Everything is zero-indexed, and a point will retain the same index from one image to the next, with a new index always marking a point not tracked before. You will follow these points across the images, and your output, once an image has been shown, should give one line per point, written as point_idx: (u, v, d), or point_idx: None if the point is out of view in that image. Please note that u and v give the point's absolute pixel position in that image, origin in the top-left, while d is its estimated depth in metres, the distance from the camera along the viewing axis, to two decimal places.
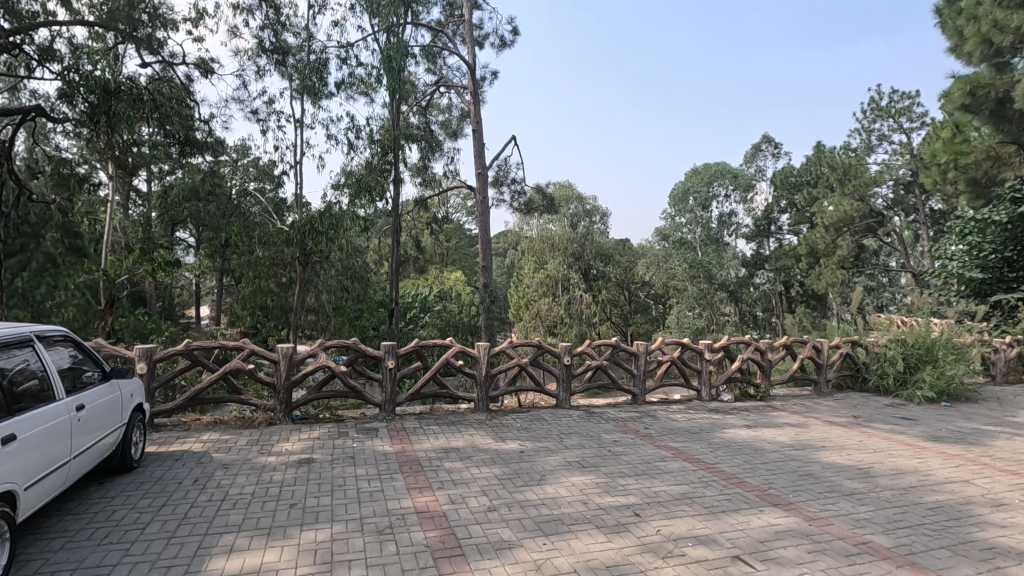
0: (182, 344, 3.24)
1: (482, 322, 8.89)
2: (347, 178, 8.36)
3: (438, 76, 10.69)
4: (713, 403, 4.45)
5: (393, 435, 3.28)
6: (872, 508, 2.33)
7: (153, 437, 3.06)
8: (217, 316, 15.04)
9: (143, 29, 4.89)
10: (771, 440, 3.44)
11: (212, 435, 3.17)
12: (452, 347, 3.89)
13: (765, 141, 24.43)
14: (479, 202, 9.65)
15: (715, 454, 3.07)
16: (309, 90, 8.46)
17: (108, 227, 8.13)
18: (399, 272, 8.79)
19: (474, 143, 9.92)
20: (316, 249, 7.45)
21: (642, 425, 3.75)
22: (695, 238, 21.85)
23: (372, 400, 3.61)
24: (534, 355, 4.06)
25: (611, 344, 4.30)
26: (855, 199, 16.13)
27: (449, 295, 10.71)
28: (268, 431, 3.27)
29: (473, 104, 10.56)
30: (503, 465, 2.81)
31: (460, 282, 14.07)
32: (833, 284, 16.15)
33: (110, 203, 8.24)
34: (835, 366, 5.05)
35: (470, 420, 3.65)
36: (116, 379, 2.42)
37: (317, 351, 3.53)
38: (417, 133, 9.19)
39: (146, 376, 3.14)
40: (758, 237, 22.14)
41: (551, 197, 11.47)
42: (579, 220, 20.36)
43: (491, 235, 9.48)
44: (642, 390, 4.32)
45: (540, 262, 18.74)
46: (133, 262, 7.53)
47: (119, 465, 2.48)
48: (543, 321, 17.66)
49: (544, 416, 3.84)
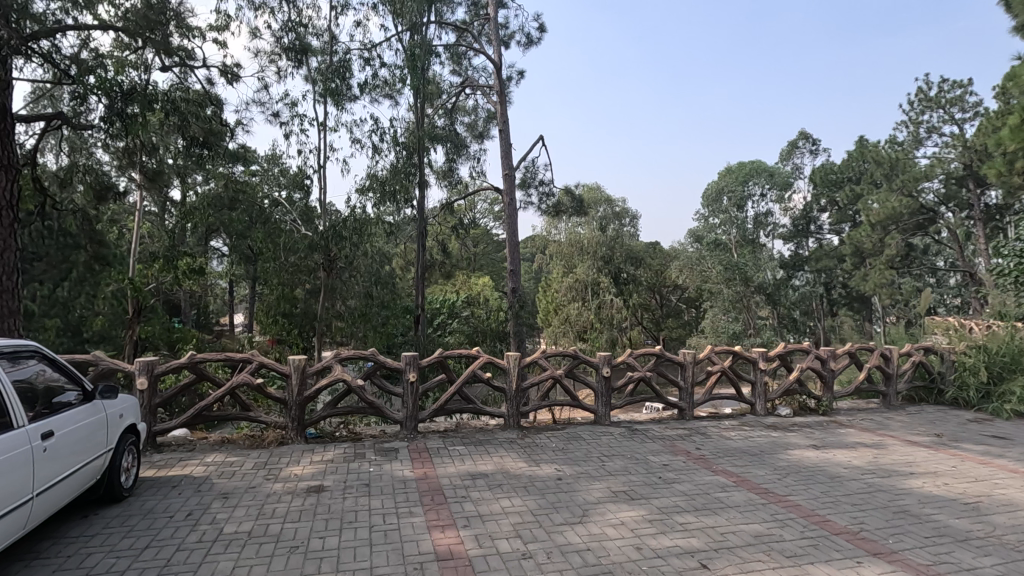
0: (186, 356, 2.99)
1: (512, 329, 8.57)
2: (371, 182, 8.19)
3: (463, 78, 10.46)
4: (770, 418, 3.99)
5: (415, 457, 2.94)
6: (999, 559, 1.88)
7: (153, 459, 2.79)
8: (247, 325, 15.09)
9: (166, 34, 4.72)
10: (847, 464, 2.98)
11: (218, 456, 2.89)
12: (479, 358, 3.54)
13: (801, 137, 23.50)
14: (507, 205, 9.31)
15: (785, 483, 2.63)
16: (333, 93, 8.28)
17: (136, 236, 8.04)
18: (425, 278, 8.53)
19: (501, 144, 9.62)
20: (341, 254, 7.43)
21: (694, 445, 3.33)
22: (730, 239, 21.13)
23: (392, 417, 3.29)
24: (569, 366, 3.69)
25: (654, 353, 3.90)
26: (904, 195, 15.20)
27: (477, 301, 10.42)
28: (278, 452, 2.98)
29: (500, 105, 10.28)
30: (538, 496, 2.43)
31: (487, 287, 13.81)
32: (883, 285, 15.31)
33: (139, 210, 8.15)
34: (906, 377, 4.52)
35: (500, 439, 3.29)
36: (99, 400, 2.14)
37: (332, 364, 3.22)
38: (443, 134, 8.96)
39: (147, 392, 2.90)
40: (796, 238, 21.26)
41: (580, 199, 11.07)
42: (609, 223, 19.89)
43: (519, 238, 9.16)
44: (690, 404, 3.89)
45: (569, 266, 18.32)
46: (159, 271, 7.42)
47: (105, 495, 2.21)
48: (572, 326, 17.31)
49: (582, 434, 3.45)
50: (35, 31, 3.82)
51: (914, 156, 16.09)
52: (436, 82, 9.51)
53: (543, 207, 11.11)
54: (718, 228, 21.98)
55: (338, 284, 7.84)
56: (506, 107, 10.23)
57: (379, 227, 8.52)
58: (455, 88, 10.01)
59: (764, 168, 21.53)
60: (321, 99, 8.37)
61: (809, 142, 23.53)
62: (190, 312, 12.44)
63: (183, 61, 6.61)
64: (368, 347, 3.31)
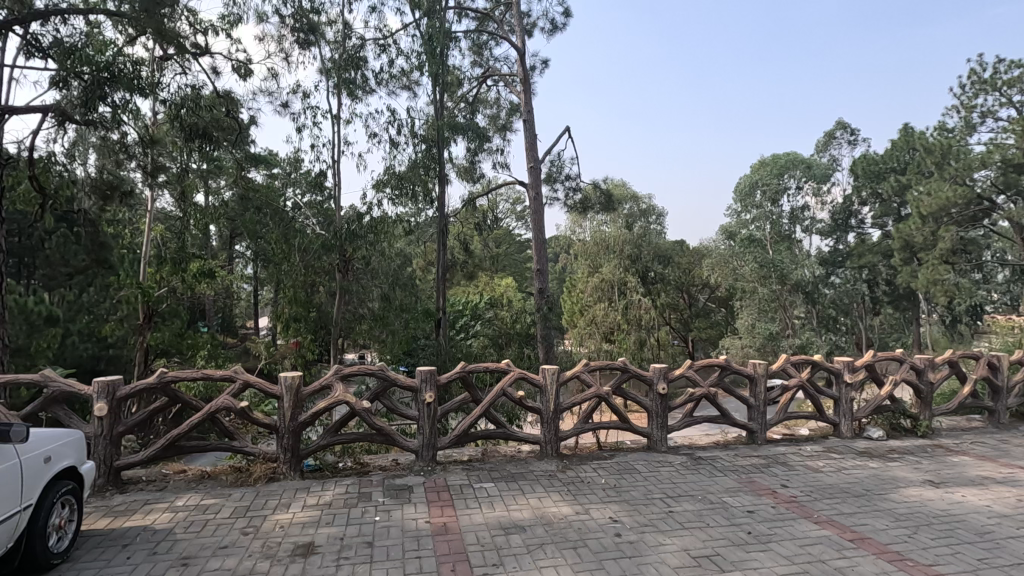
0: (154, 376, 2.46)
1: (541, 333, 7.98)
2: (387, 177, 7.69)
3: (484, 69, 9.94)
4: (859, 442, 3.32)
5: (432, 500, 2.37)
6: None
7: (112, 503, 2.27)
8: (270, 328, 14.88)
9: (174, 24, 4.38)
10: (989, 511, 2.30)
11: (193, 498, 2.37)
12: (510, 373, 2.94)
13: (839, 127, 22.40)
14: (533, 200, 8.71)
15: (923, 545, 1.97)
16: (349, 86, 7.83)
17: (148, 239, 7.52)
18: (446, 278, 8.00)
19: (525, 136, 9.03)
20: (358, 254, 7.06)
21: (778, 481, 2.67)
22: (765, 235, 20.18)
23: (405, 446, 2.73)
24: (617, 382, 3.07)
25: (719, 364, 3.26)
26: (957, 184, 14.06)
27: (502, 303, 9.90)
28: (266, 491, 2.43)
29: (523, 95, 9.72)
30: (593, 564, 1.82)
31: (511, 288, 13.28)
32: (937, 282, 14.27)
33: (153, 211, 7.80)
34: (1018, 390, 3.79)
35: (535, 473, 2.71)
36: (9, 444, 1.61)
37: (332, 382, 2.67)
38: (465, 125, 8.42)
39: (108, 419, 2.38)
40: (835, 233, 20.21)
41: (609, 193, 10.40)
42: (635, 220, 19.20)
43: (546, 235, 8.57)
44: (762, 425, 3.24)
45: (594, 265, 17.65)
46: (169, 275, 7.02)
47: (22, 565, 1.68)
48: (599, 327, 16.70)
49: (636, 466, 2.84)
50: (16, 14, 3.33)
51: (966, 143, 14.98)
52: (457, 73, 8.98)
53: (570, 203, 10.49)
54: (750, 224, 21.04)
55: (355, 286, 7.28)
56: (530, 97, 9.63)
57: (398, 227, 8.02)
58: (476, 78, 9.45)
59: (800, 160, 20.50)
60: (337, 91, 7.90)
61: (847, 131, 22.40)
62: (211, 316, 12.25)
63: (188, 49, 6.15)
64: (377, 360, 2.76)
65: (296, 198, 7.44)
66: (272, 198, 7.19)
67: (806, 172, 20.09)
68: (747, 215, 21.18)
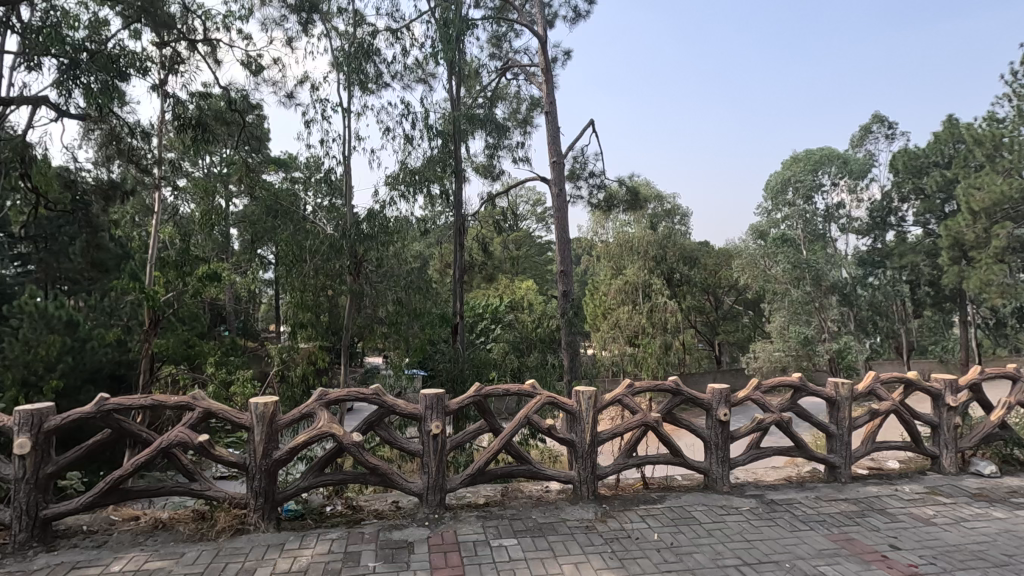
0: (91, 404, 1.97)
1: (564, 339, 7.42)
2: (401, 173, 7.26)
3: (503, 61, 9.44)
4: (966, 480, 2.69)
5: (437, 566, 1.82)
6: None
7: (31, 567, 1.79)
8: None
9: None
10: None
11: (136, 558, 1.87)
12: (537, 397, 2.39)
13: (875, 121, 21.36)
14: (556, 198, 8.15)
15: None
16: (360, 81, 7.47)
17: (153, 241, 7.07)
18: (464, 281, 7.49)
19: (547, 130, 8.49)
20: (370, 255, 6.58)
21: (884, 540, 2.07)
22: (797, 233, 18.89)
23: (406, 488, 2.20)
24: (667, 408, 2.50)
25: (791, 384, 2.67)
26: (1011, 177, 13.05)
27: (523, 306, 9.41)
28: (228, 550, 1.92)
29: (545, 86, 9.21)
30: None
31: (531, 290, 12.79)
32: (990, 283, 13.32)
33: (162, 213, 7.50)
34: None
35: (569, 524, 2.15)
36: None
37: (315, 411, 2.17)
38: (485, 117, 7.94)
39: (35, 459, 1.91)
40: (872, 231, 19.22)
41: (636, 190, 9.79)
42: (659, 220, 18.58)
43: (570, 234, 8.02)
44: (847, 459, 2.64)
45: (617, 267, 17.09)
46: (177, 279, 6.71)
47: None
48: (622, 330, 16.11)
49: (693, 514, 2.26)
50: None
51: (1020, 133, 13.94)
52: (474, 65, 8.52)
53: (594, 200, 9.91)
54: (783, 223, 19.54)
55: (369, 290, 6.74)
56: (552, 87, 9.07)
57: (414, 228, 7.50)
58: (494, 70, 8.94)
59: (836, 154, 19.43)
60: (349, 86, 7.51)
61: (884, 125, 21.31)
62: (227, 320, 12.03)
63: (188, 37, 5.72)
64: (372, 382, 2.26)
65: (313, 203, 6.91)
66: (287, 201, 6.62)
67: (841, 167, 19.06)
68: (778, 214, 20.24)
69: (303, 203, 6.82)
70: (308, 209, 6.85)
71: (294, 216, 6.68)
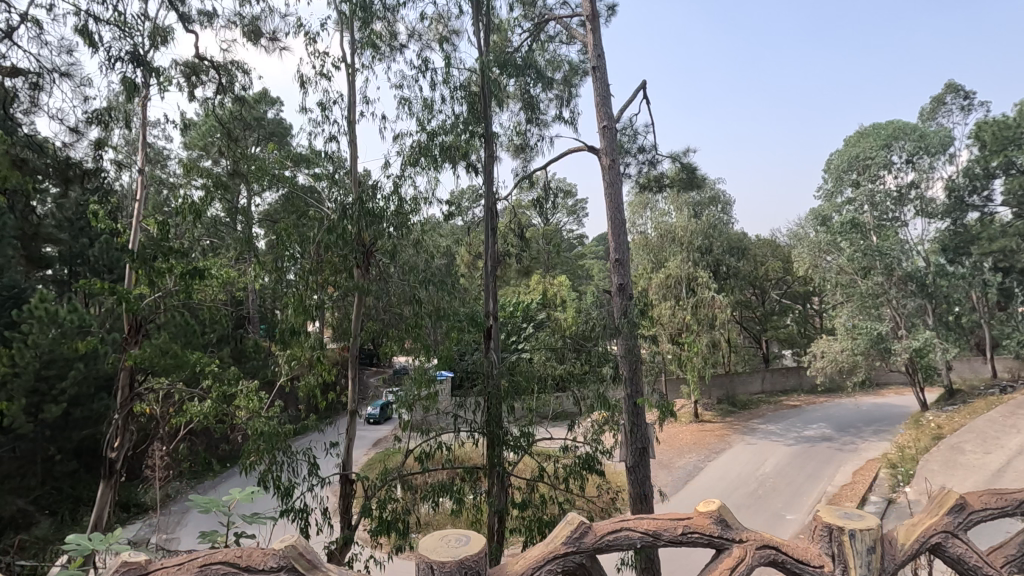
0: None
1: (622, 344, 5.96)
2: (418, 145, 5.95)
3: (537, 19, 7.94)
4: None
5: None
6: None
7: None
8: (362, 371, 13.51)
9: None
10: None
11: None
12: (736, 550, 1.79)
13: (949, 91, 19.11)
14: (606, 172, 6.68)
15: None
16: (369, 35, 6.16)
17: (137, 233, 6.04)
18: (497, 275, 6.04)
19: (594, 91, 7.02)
20: (380, 244, 5.32)
21: None
22: (865, 217, 16.57)
23: None
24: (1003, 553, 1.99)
25: None
26: None
27: (557, 305, 7.96)
28: None
29: (592, 40, 7.65)
30: None
31: (566, 286, 11.54)
32: None
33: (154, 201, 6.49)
34: None
35: None
36: None
37: None
38: (521, 71, 6.51)
39: None
40: (951, 213, 17.15)
41: (695, 167, 8.12)
42: (702, 210, 17.05)
43: (624, 215, 6.53)
44: None
45: (659, 260, 15.68)
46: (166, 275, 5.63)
47: None
48: (666, 328, 14.72)
49: None
50: None
51: None
52: (504, 18, 7.10)
53: (640, 180, 8.46)
54: (845, 207, 17.39)
55: (380, 288, 5.42)
56: (598, 40, 7.56)
57: (440, 221, 6.17)
58: (527, 27, 7.49)
59: (908, 128, 17.22)
60: (358, 49, 6.29)
61: (960, 96, 19.03)
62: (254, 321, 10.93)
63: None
64: (272, 545, 1.54)
65: (323, 191, 5.54)
66: (301, 197, 5.45)
67: (916, 143, 16.77)
68: (841, 197, 18.24)
69: (321, 199, 5.56)
70: (324, 201, 5.54)
71: (298, 203, 5.48)
